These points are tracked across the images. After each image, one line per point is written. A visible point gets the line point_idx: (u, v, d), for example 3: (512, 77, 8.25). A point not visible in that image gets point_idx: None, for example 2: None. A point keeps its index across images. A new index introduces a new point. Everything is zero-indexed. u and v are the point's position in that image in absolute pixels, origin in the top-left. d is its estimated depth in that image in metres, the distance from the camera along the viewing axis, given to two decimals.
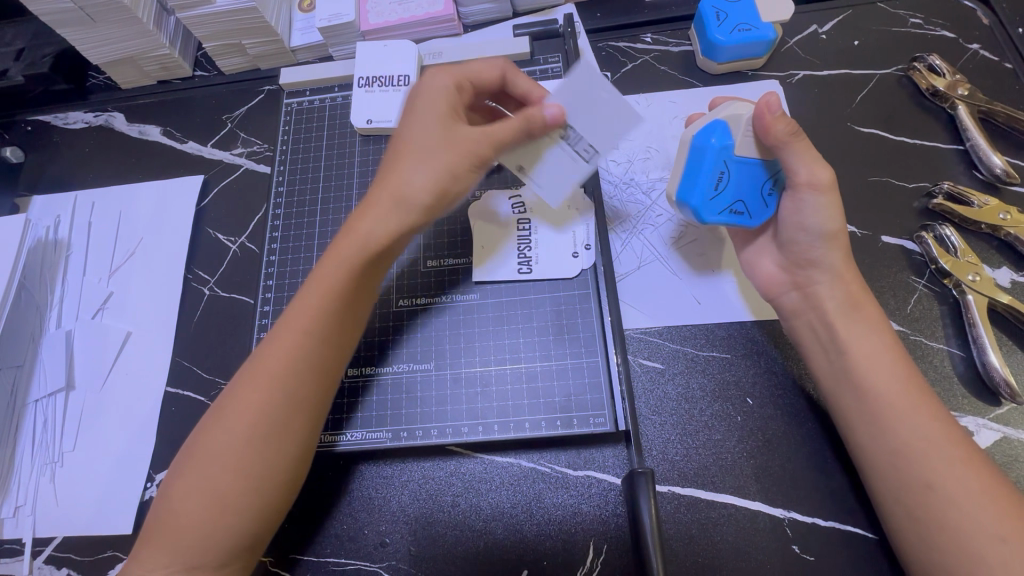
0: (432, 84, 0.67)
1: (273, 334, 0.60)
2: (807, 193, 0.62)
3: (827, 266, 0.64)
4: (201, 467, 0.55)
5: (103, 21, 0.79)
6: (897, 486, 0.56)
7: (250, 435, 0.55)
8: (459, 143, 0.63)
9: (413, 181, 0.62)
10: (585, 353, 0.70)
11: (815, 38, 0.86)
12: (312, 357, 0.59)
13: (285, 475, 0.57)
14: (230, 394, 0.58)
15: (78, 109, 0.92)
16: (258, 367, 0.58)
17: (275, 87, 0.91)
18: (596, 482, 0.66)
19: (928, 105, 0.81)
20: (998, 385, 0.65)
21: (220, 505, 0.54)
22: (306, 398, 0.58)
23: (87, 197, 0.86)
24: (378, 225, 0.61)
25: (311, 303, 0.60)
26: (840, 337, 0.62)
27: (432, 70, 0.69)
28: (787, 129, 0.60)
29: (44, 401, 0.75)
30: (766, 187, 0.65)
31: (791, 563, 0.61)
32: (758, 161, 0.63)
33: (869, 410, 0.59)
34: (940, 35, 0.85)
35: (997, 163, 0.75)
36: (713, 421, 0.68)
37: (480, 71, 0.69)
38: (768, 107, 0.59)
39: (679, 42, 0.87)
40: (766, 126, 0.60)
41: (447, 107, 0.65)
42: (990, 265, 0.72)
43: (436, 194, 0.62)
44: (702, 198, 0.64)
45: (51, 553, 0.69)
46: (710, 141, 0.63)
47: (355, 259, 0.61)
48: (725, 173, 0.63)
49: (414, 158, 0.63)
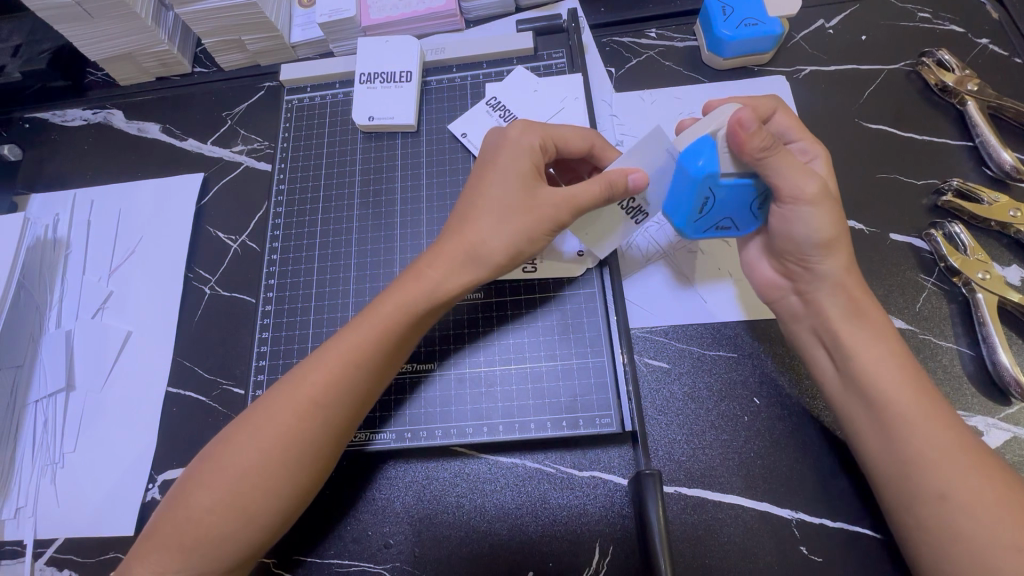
0: (517, 138, 0.64)
1: (318, 356, 0.59)
2: (795, 207, 0.59)
3: (823, 274, 0.62)
4: (222, 479, 0.54)
5: (100, 17, 0.78)
6: (908, 492, 0.55)
7: (281, 456, 0.55)
8: (540, 206, 0.61)
9: (490, 241, 0.60)
10: (591, 352, 0.69)
11: (823, 32, 0.85)
12: (355, 389, 0.58)
13: (303, 494, 0.56)
14: (262, 408, 0.57)
15: (76, 106, 0.91)
16: (296, 388, 0.57)
17: (275, 83, 0.90)
18: (603, 483, 0.65)
19: (937, 101, 0.80)
20: (1008, 384, 0.64)
21: (238, 517, 0.53)
22: (340, 428, 0.57)
23: (86, 195, 0.85)
24: (442, 272, 0.61)
25: (360, 334, 0.59)
26: (847, 340, 0.61)
27: (523, 123, 0.66)
28: (764, 145, 0.55)
29: (43, 401, 0.74)
30: (756, 201, 0.61)
31: (800, 565, 0.61)
32: (745, 179, 0.59)
33: (878, 414, 0.58)
34: (949, 30, 0.84)
35: (1007, 160, 0.74)
36: (720, 421, 0.67)
37: (570, 138, 0.67)
38: (743, 126, 0.54)
39: (684, 37, 0.86)
40: (740, 143, 0.56)
41: (530, 165, 0.63)
42: (1000, 263, 0.71)
43: (511, 255, 0.61)
44: (686, 219, 0.63)
45: (52, 555, 0.68)
46: (694, 166, 0.57)
47: (411, 300, 0.60)
48: (710, 196, 0.60)
49: (489, 215, 0.61)
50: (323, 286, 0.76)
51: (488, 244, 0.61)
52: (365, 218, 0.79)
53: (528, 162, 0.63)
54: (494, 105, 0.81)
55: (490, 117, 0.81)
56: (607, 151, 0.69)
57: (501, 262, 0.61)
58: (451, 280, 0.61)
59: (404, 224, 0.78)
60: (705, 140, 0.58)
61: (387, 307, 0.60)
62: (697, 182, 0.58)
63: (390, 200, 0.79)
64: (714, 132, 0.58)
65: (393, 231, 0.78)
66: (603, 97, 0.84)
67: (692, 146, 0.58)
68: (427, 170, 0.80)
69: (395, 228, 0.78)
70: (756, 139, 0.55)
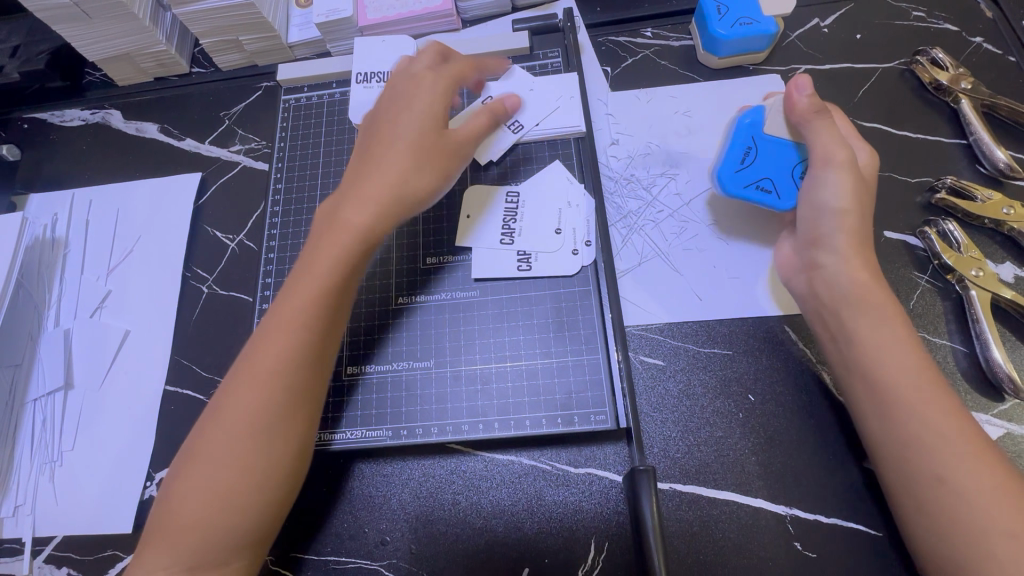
0: (428, 74, 0.69)
1: (270, 324, 0.59)
2: (822, 169, 0.64)
3: (835, 248, 0.63)
4: (203, 467, 0.55)
5: (99, 17, 0.78)
6: (907, 472, 0.55)
7: (248, 433, 0.55)
8: (434, 139, 0.65)
9: (388, 172, 0.63)
10: (586, 350, 0.69)
11: (818, 32, 0.85)
12: (302, 348, 0.57)
13: (284, 476, 0.56)
14: (228, 391, 0.57)
15: (74, 106, 0.91)
16: (253, 362, 0.57)
17: (272, 83, 0.90)
18: (598, 480, 0.66)
19: (931, 99, 0.80)
20: (1002, 381, 0.65)
21: (222, 504, 0.54)
22: (297, 389, 0.57)
23: (84, 195, 0.86)
24: (364, 217, 0.61)
25: (302, 295, 0.59)
26: (851, 321, 0.61)
27: (427, 52, 0.72)
28: (812, 106, 0.64)
29: (42, 400, 0.75)
30: (799, 171, 0.69)
31: (794, 561, 0.61)
32: (792, 144, 0.68)
33: (879, 395, 0.58)
34: (943, 29, 0.84)
35: (1000, 158, 0.74)
36: (714, 418, 0.67)
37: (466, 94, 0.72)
38: (797, 88, 0.65)
39: (680, 37, 0.87)
40: (791, 104, 0.66)
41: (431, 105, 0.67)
42: (994, 260, 0.71)
43: (404, 188, 0.63)
44: (731, 169, 0.70)
45: (51, 552, 0.68)
46: (744, 119, 0.71)
47: (343, 247, 0.60)
48: (752, 149, 0.70)
49: (387, 149, 0.64)
50: None
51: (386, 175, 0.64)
52: None
53: (430, 94, 0.67)
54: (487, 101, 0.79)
55: None
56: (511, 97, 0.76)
57: (399, 198, 0.63)
58: (374, 218, 0.61)
59: None
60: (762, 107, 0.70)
61: (325, 267, 0.59)
62: (741, 129, 0.70)
63: None
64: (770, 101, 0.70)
65: None
66: (599, 96, 0.84)
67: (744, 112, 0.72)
68: None
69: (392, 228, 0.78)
70: (806, 98, 0.64)
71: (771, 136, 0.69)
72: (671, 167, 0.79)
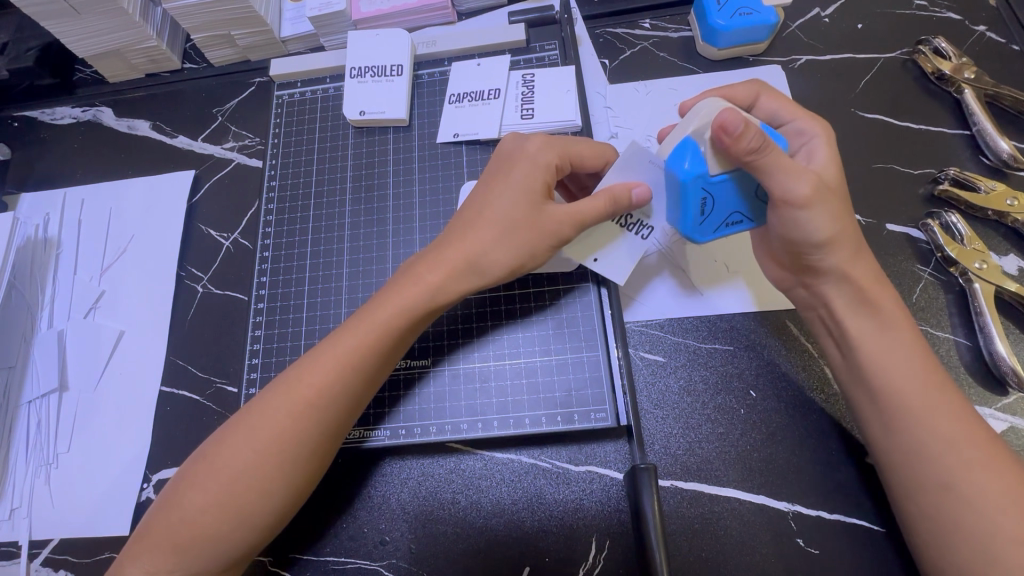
0: (532, 155, 0.62)
1: (317, 354, 0.59)
2: (791, 211, 0.57)
3: (827, 270, 0.61)
4: (219, 478, 0.54)
5: (87, 12, 0.77)
6: (905, 465, 0.55)
7: (272, 456, 0.54)
8: (547, 224, 0.59)
9: (493, 254, 0.59)
10: (586, 346, 0.69)
11: (818, 21, 0.84)
12: (353, 391, 0.58)
13: (296, 498, 0.56)
14: (259, 407, 0.57)
15: (65, 104, 0.90)
16: (293, 388, 0.56)
17: (265, 79, 0.89)
18: (598, 477, 0.65)
19: (933, 90, 0.79)
20: (1005, 374, 0.64)
21: (234, 517, 0.53)
22: (337, 424, 0.57)
23: (76, 195, 0.85)
24: (437, 271, 0.60)
25: (355, 335, 0.58)
26: (851, 332, 0.60)
27: (540, 138, 0.63)
28: (754, 143, 0.52)
29: (37, 402, 0.74)
30: (755, 193, 0.60)
31: (796, 558, 0.61)
32: (736, 174, 0.58)
33: (880, 389, 0.58)
34: (946, 17, 0.83)
35: (1004, 148, 0.73)
36: (715, 414, 0.67)
37: (584, 151, 0.64)
38: (726, 128, 0.52)
39: (679, 28, 0.85)
40: (728, 146, 0.53)
41: (542, 183, 0.60)
42: (997, 252, 0.71)
43: (512, 272, 0.60)
44: (690, 225, 0.61)
45: (48, 555, 0.68)
46: (681, 169, 0.57)
47: (402, 300, 0.59)
48: (707, 197, 0.59)
49: (495, 228, 0.59)
50: (316, 282, 0.75)
51: (492, 260, 0.59)
52: (358, 214, 0.78)
53: (533, 164, 0.61)
54: (454, 98, 0.81)
55: (456, 109, 0.80)
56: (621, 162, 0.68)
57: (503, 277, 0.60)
58: (441, 278, 0.59)
59: (398, 219, 0.77)
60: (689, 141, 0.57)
61: (384, 306, 0.59)
62: (688, 187, 0.57)
63: (382, 195, 0.79)
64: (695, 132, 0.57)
65: (386, 226, 0.77)
66: (597, 88, 0.83)
67: (676, 148, 0.58)
68: (420, 165, 0.80)
69: (388, 224, 0.77)
70: (745, 139, 0.52)
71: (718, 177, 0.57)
72: None
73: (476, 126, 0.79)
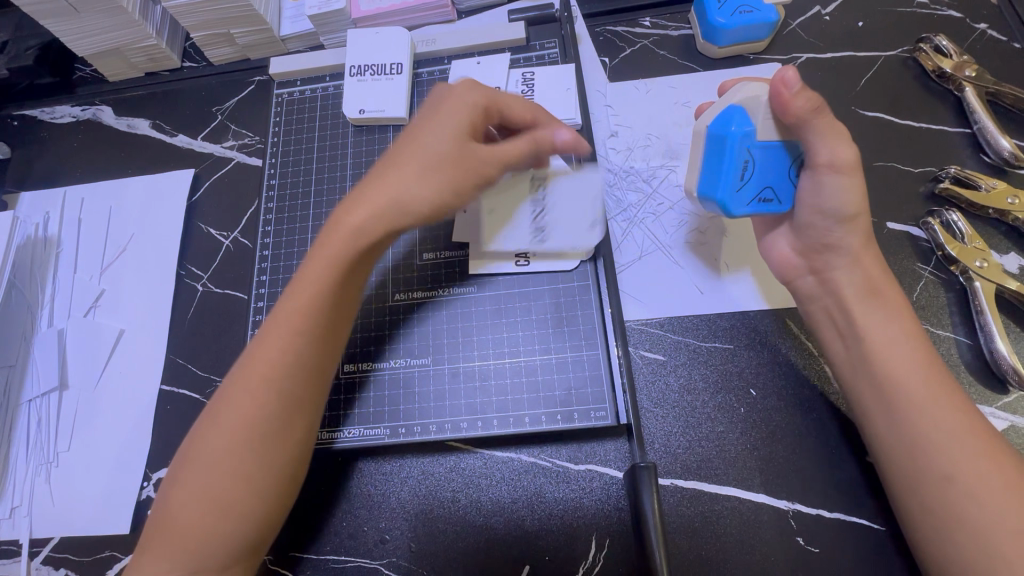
0: (458, 95, 0.61)
1: (265, 330, 0.58)
2: (825, 175, 0.58)
3: (846, 250, 0.61)
4: (197, 473, 0.54)
5: (86, 11, 0.77)
6: (908, 465, 0.55)
7: (242, 440, 0.54)
8: (467, 160, 0.59)
9: (412, 194, 0.57)
10: (586, 345, 0.69)
11: (819, 19, 0.84)
12: (305, 359, 0.57)
13: (283, 483, 0.56)
14: (222, 397, 0.56)
15: (65, 102, 0.90)
16: (248, 369, 0.56)
17: (264, 78, 0.89)
18: (598, 476, 0.65)
19: (934, 87, 0.79)
20: (1006, 372, 0.64)
21: (220, 509, 0.53)
22: (298, 399, 0.56)
23: (75, 193, 0.85)
24: (362, 223, 0.57)
25: (298, 303, 0.57)
26: (859, 323, 0.60)
27: (465, 82, 0.63)
28: (809, 104, 0.55)
29: (37, 401, 0.74)
30: (794, 171, 0.61)
31: (796, 556, 0.61)
32: (782, 144, 0.60)
33: (882, 387, 0.58)
34: (947, 15, 0.83)
35: (1005, 146, 0.73)
36: (715, 413, 0.67)
37: (513, 104, 0.65)
38: (785, 82, 0.55)
39: (679, 26, 0.85)
40: (783, 104, 0.56)
41: (466, 122, 0.60)
42: (998, 250, 0.71)
43: (438, 210, 0.59)
44: (727, 188, 0.60)
45: (48, 554, 0.68)
46: (727, 129, 0.59)
47: (339, 260, 0.57)
48: (749, 162, 0.60)
49: (414, 167, 0.58)
50: None
51: (413, 198, 0.57)
52: None
53: (455, 104, 0.61)
54: None
55: None
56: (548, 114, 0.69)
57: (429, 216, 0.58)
58: (379, 229, 0.58)
59: None
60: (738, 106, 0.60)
61: (321, 274, 0.58)
62: (732, 143, 0.59)
63: None
64: (743, 100, 0.60)
65: None
66: (598, 87, 0.83)
67: (723, 112, 0.61)
68: None
69: None
70: (799, 97, 0.55)
71: (763, 143, 0.59)
72: (671, 159, 0.78)
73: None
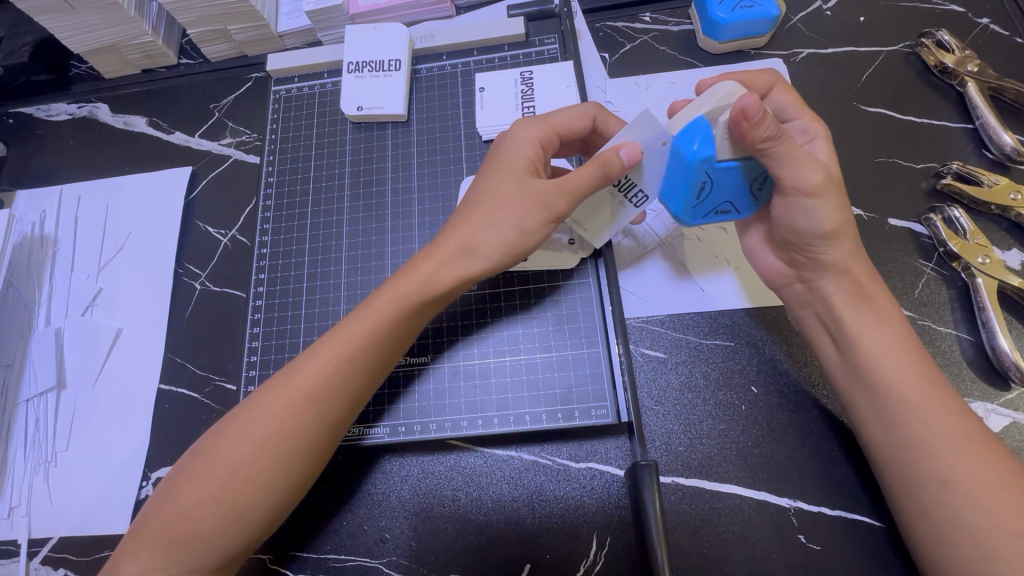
0: (518, 135, 0.63)
1: (314, 349, 0.58)
2: (797, 198, 0.58)
3: (832, 262, 0.60)
4: (213, 475, 0.53)
5: (82, 8, 0.76)
6: (908, 466, 0.55)
7: (271, 451, 0.54)
8: (536, 194, 0.58)
9: (481, 235, 0.59)
10: (586, 343, 0.68)
11: (820, 14, 0.83)
12: (350, 384, 0.57)
13: (295, 492, 0.56)
14: (257, 402, 0.56)
15: (60, 100, 0.89)
16: (289, 381, 0.56)
17: (262, 74, 0.88)
18: (599, 474, 0.65)
19: (936, 83, 0.78)
20: (1008, 369, 0.64)
21: (232, 512, 0.53)
22: (336, 420, 0.57)
23: (72, 192, 0.84)
24: (435, 264, 0.59)
25: (353, 330, 0.58)
26: (850, 325, 0.60)
27: (524, 119, 0.64)
28: (767, 134, 0.52)
29: (35, 400, 0.74)
30: (754, 184, 0.60)
31: (797, 555, 0.60)
32: (741, 164, 0.57)
33: (880, 387, 0.57)
34: (949, 10, 0.82)
35: (1008, 142, 0.72)
36: (716, 410, 0.66)
37: (570, 121, 0.64)
38: (745, 115, 0.51)
39: (680, 21, 0.85)
40: (744, 133, 0.52)
41: (527, 161, 0.61)
42: (1000, 247, 0.70)
43: (504, 251, 0.59)
44: (682, 205, 0.61)
45: (47, 554, 0.68)
46: (688, 149, 0.55)
47: (406, 293, 0.59)
48: (706, 182, 0.58)
49: (483, 212, 0.60)
50: (314, 280, 0.75)
51: (481, 241, 0.59)
52: (356, 211, 0.77)
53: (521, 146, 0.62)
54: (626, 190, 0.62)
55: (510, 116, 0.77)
56: (610, 122, 0.66)
57: (494, 255, 0.59)
58: (446, 277, 0.59)
59: (396, 214, 0.77)
60: (704, 121, 0.55)
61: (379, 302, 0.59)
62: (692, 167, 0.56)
63: (381, 191, 0.78)
64: (708, 113, 0.54)
65: (384, 222, 0.76)
66: (597, 82, 0.82)
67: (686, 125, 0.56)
68: (418, 162, 0.79)
69: (387, 220, 0.76)
70: (760, 128, 0.51)
71: (723, 164, 0.57)
72: None
73: (600, 227, 0.66)
